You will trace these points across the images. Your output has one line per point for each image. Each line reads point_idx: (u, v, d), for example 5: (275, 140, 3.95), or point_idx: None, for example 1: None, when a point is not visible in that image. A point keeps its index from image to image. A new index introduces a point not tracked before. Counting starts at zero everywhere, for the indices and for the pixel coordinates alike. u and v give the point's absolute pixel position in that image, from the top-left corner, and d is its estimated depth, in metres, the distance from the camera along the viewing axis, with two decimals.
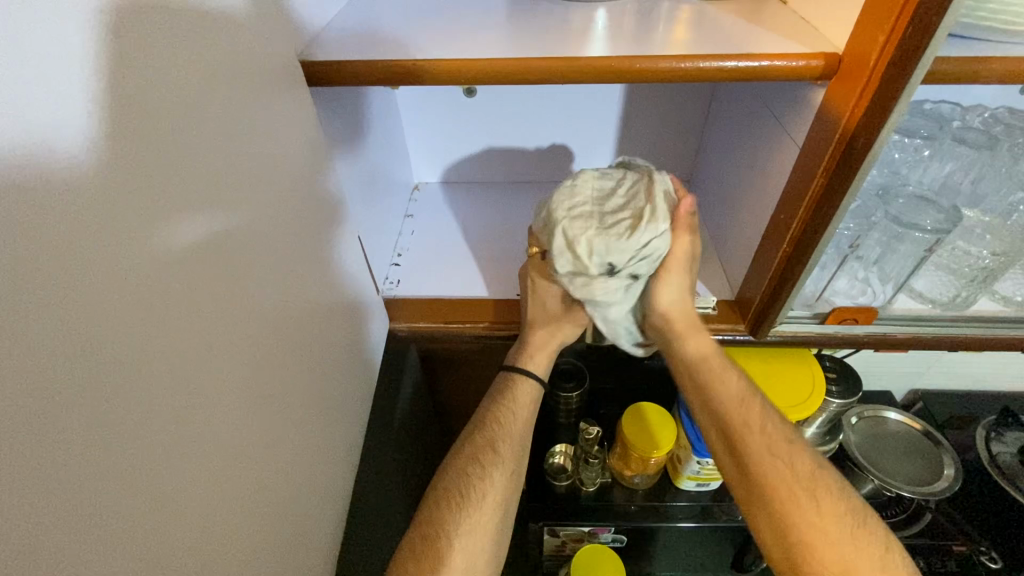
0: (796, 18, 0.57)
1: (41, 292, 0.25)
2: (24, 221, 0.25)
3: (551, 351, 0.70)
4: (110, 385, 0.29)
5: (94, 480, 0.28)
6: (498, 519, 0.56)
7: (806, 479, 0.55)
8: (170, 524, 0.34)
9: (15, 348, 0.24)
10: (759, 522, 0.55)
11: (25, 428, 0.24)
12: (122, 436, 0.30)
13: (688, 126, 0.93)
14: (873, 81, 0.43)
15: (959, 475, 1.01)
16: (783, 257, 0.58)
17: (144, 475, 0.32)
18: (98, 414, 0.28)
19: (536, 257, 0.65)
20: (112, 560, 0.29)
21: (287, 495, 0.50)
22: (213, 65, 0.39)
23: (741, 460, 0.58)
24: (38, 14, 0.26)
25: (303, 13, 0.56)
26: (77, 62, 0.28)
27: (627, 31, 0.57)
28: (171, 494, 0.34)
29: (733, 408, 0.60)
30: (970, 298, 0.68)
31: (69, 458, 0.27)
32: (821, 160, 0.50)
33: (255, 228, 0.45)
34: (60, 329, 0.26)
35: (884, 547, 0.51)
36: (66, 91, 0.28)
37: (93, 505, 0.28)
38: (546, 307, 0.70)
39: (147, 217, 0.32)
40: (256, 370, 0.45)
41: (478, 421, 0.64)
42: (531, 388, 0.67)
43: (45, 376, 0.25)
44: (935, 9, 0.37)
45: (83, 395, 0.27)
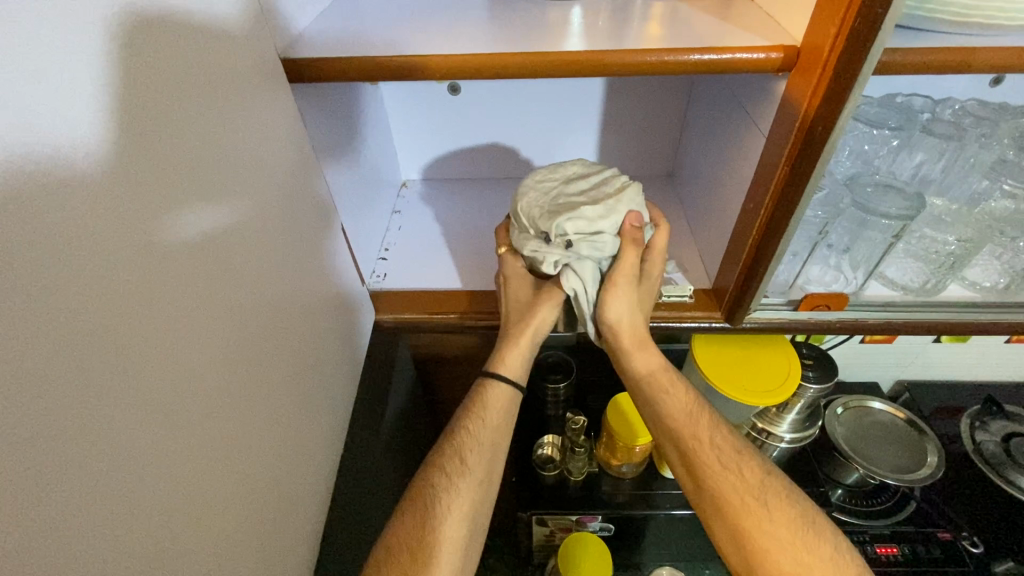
0: (761, 13, 0.59)
1: (43, 272, 0.27)
2: (22, 202, 0.26)
3: (524, 346, 0.69)
4: (107, 362, 0.31)
5: (93, 452, 0.30)
6: (463, 531, 0.58)
7: (754, 489, 0.58)
8: (161, 496, 0.35)
9: (19, 323, 0.26)
10: (716, 532, 0.59)
11: (24, 394, 0.26)
12: (116, 409, 0.31)
13: (669, 122, 0.95)
14: (827, 73, 0.45)
15: (941, 463, 1.02)
16: (753, 245, 0.60)
17: (141, 451, 0.33)
18: (97, 390, 0.30)
19: (505, 254, 0.71)
20: (106, 527, 0.31)
21: (276, 478, 0.52)
22: (201, 60, 0.41)
23: (694, 472, 0.61)
24: (43, 12, 0.28)
25: (286, 13, 0.58)
26: (86, 65, 0.30)
27: (600, 27, 0.59)
28: (162, 468, 0.35)
29: (681, 423, 0.64)
30: (940, 284, 0.70)
31: (70, 430, 0.28)
32: (785, 149, 0.52)
33: (244, 218, 0.47)
34: (61, 307, 0.28)
35: (829, 543, 0.55)
36: (75, 90, 0.30)
37: (90, 472, 0.29)
38: (517, 303, 0.70)
39: (143, 203, 0.34)
40: (245, 355, 0.47)
41: (448, 432, 0.65)
42: (503, 390, 0.67)
43: (42, 347, 0.27)
44: (880, 1, 0.39)
45: (82, 371, 0.29)
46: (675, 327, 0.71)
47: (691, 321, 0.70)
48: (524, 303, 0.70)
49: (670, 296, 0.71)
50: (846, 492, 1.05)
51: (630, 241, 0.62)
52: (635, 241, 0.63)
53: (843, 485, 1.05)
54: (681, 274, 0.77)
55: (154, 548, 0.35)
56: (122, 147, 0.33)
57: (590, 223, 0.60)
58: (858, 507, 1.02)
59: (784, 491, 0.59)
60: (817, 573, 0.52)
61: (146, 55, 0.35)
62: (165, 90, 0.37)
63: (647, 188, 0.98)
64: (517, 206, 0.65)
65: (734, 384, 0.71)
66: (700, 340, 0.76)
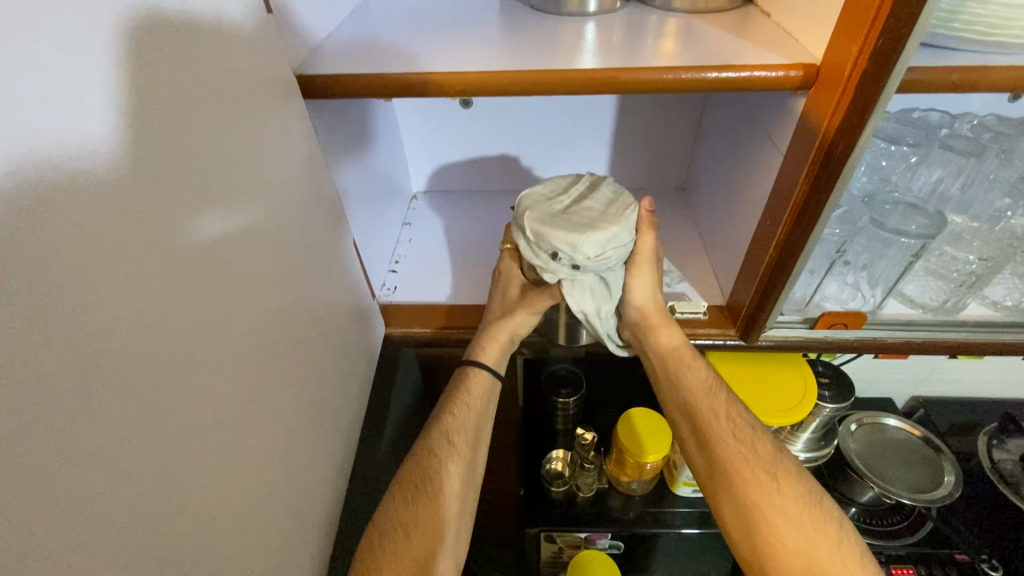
0: (779, 30, 0.58)
1: (52, 296, 0.26)
2: (35, 231, 0.26)
3: (502, 340, 0.68)
4: (116, 387, 0.30)
5: (99, 480, 0.29)
6: (455, 512, 0.58)
7: (767, 463, 0.58)
8: (170, 525, 0.34)
9: (26, 352, 0.25)
10: (721, 507, 0.58)
11: (32, 427, 0.25)
12: (127, 436, 0.31)
13: (680, 137, 0.94)
14: (849, 91, 0.45)
15: (959, 483, 1.01)
16: (769, 262, 0.59)
17: (148, 476, 0.32)
18: (105, 418, 0.29)
19: (507, 251, 0.69)
20: (115, 561, 0.30)
21: (286, 497, 0.51)
22: (214, 78, 0.41)
23: (707, 445, 0.61)
24: (58, 37, 0.28)
25: (302, 29, 0.58)
26: (100, 78, 0.30)
27: (616, 43, 0.58)
28: (172, 496, 0.34)
29: (699, 396, 0.63)
30: (958, 303, 0.69)
31: (77, 459, 0.27)
32: (804, 167, 0.51)
33: (257, 235, 0.47)
34: (70, 329, 0.27)
35: (833, 520, 0.55)
36: (88, 99, 0.29)
37: (99, 503, 0.29)
38: (503, 296, 0.70)
39: (153, 225, 0.34)
40: (257, 375, 0.46)
41: (435, 415, 0.64)
42: (484, 380, 0.66)
43: (55, 376, 0.26)
44: (904, 21, 0.39)
45: (91, 397, 0.28)
46: (688, 344, 0.70)
47: (704, 338, 0.69)
48: (509, 297, 0.69)
49: (683, 312, 0.70)
50: (859, 511, 1.03)
51: (647, 226, 0.62)
52: (652, 224, 0.63)
53: (856, 502, 1.04)
54: (694, 290, 0.76)
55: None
56: (134, 159, 0.32)
57: (603, 242, 0.56)
58: (872, 526, 1.01)
59: (793, 468, 0.59)
60: (824, 549, 0.53)
61: (159, 72, 0.35)
62: (178, 108, 0.36)
63: (659, 203, 0.97)
64: (520, 211, 0.61)
65: (748, 402, 0.70)
66: (714, 355, 0.75)
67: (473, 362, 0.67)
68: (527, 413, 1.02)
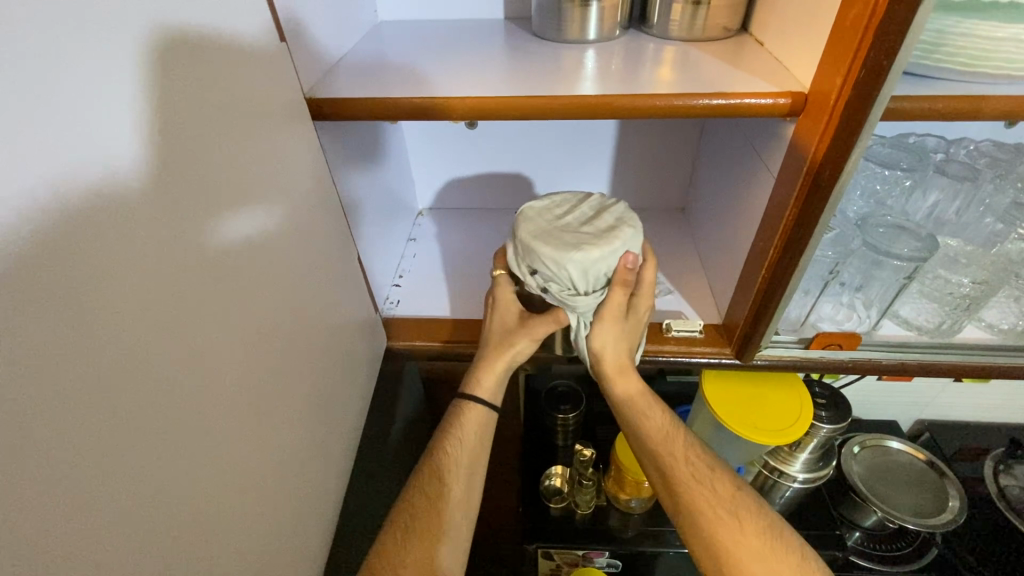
0: (772, 59, 0.60)
1: (72, 304, 0.28)
2: (62, 243, 0.28)
3: (497, 372, 0.69)
4: (129, 397, 0.32)
5: (110, 488, 0.30)
6: (447, 550, 0.59)
7: (727, 502, 0.60)
8: (177, 527, 0.35)
9: (48, 354, 0.26)
10: (693, 550, 0.60)
11: (50, 424, 0.27)
12: (139, 439, 0.32)
13: (681, 157, 0.96)
14: (834, 119, 0.46)
15: (964, 509, 0.99)
16: (763, 282, 0.60)
17: (157, 483, 0.34)
18: (121, 420, 0.31)
19: (500, 278, 0.66)
20: (125, 559, 0.31)
21: (289, 508, 0.52)
22: (231, 102, 0.43)
23: (672, 490, 0.62)
24: (90, 66, 0.30)
25: (315, 54, 0.61)
26: (127, 103, 0.32)
27: (614, 71, 0.61)
28: (179, 497, 0.36)
29: (660, 444, 0.65)
30: (954, 325, 0.69)
31: (91, 466, 0.29)
32: (793, 190, 0.53)
33: (268, 249, 0.49)
34: (91, 338, 0.29)
35: (795, 552, 0.57)
36: (116, 124, 0.31)
37: (110, 503, 0.30)
38: (500, 326, 0.69)
39: (170, 238, 0.35)
40: (264, 384, 0.47)
41: (428, 450, 0.66)
42: (478, 415, 0.68)
43: (75, 380, 0.28)
44: (884, 54, 0.40)
45: (107, 405, 0.30)
46: (684, 363, 0.71)
47: (699, 356, 0.70)
48: (506, 329, 0.69)
49: (680, 330, 0.71)
50: (863, 534, 1.02)
51: (620, 281, 0.59)
52: (626, 281, 0.59)
53: (860, 527, 1.02)
54: (691, 309, 0.77)
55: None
56: (156, 180, 0.34)
57: (582, 265, 0.56)
58: (876, 551, 0.99)
59: (753, 504, 0.61)
60: None
61: (181, 97, 0.37)
62: (195, 129, 0.38)
63: (660, 222, 0.99)
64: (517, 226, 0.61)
65: (745, 422, 0.70)
66: (711, 375, 0.76)
67: (466, 394, 0.69)
68: (527, 428, 1.03)
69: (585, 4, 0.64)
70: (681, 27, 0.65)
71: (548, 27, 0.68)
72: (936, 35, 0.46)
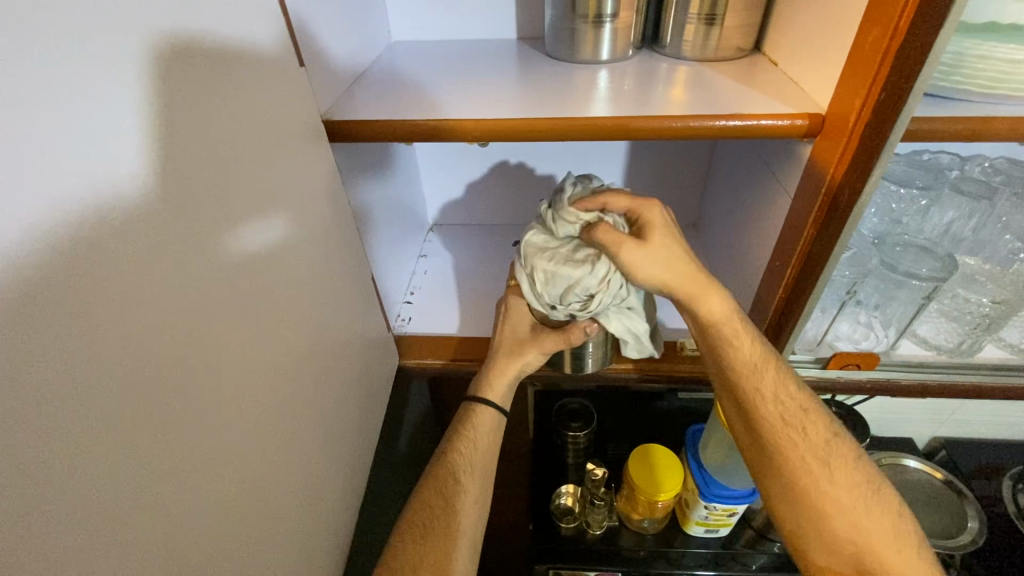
0: (786, 79, 0.60)
1: (85, 335, 0.27)
2: (70, 277, 0.27)
3: (509, 377, 0.68)
4: (140, 429, 0.31)
5: (119, 523, 0.29)
6: (465, 553, 0.58)
7: (820, 449, 0.55)
8: (187, 558, 0.35)
9: (62, 390, 0.26)
10: (770, 490, 0.57)
11: (60, 460, 0.26)
12: (149, 470, 0.32)
13: (693, 173, 0.96)
14: (854, 141, 0.46)
15: (983, 530, 0.98)
16: (781, 301, 0.59)
17: (167, 514, 0.33)
18: (131, 451, 0.30)
19: (513, 288, 0.69)
20: None
21: (302, 534, 0.51)
22: (245, 126, 0.43)
23: (757, 429, 0.57)
24: (103, 96, 0.29)
25: (330, 75, 0.61)
26: (140, 132, 0.32)
27: (628, 91, 0.61)
28: (189, 527, 0.35)
29: (748, 378, 0.58)
30: (975, 345, 0.68)
31: (101, 507, 0.28)
32: (812, 210, 0.52)
33: (282, 272, 0.48)
34: (105, 373, 0.28)
35: (888, 509, 0.53)
36: (130, 153, 0.31)
37: (119, 536, 0.29)
38: (512, 330, 0.69)
39: (183, 264, 0.35)
40: (277, 406, 0.47)
41: (440, 452, 0.64)
42: (490, 417, 0.67)
43: (87, 414, 0.27)
44: (906, 77, 0.40)
45: (119, 443, 0.29)
46: None
47: None
48: (519, 333, 0.68)
49: None
50: None
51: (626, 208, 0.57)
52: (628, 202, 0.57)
53: None
54: None
55: None
56: (171, 208, 0.34)
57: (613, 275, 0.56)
58: None
59: (849, 452, 0.56)
60: (877, 541, 0.52)
61: (197, 124, 0.37)
62: (208, 155, 0.38)
63: None
64: (526, 261, 0.60)
65: None
66: None
67: (477, 399, 0.68)
68: (535, 445, 1.02)
69: (599, 24, 0.64)
70: (695, 47, 0.65)
71: (562, 47, 0.69)
72: (954, 57, 0.46)
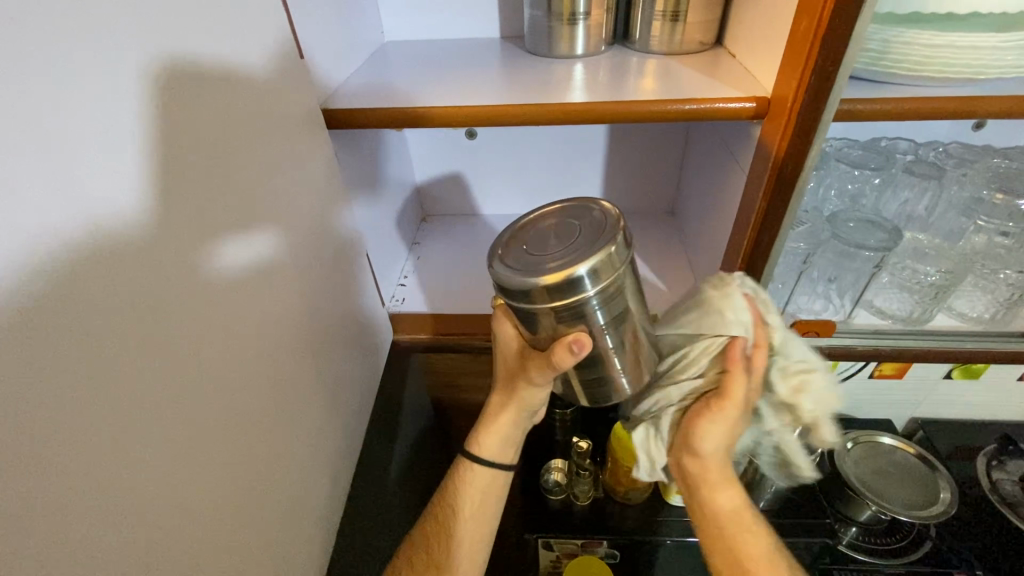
0: (743, 69, 0.66)
1: (110, 263, 0.33)
2: (96, 213, 0.32)
3: (502, 425, 0.66)
4: (155, 352, 0.36)
5: (137, 428, 0.34)
6: None
7: None
8: (195, 473, 0.40)
9: (92, 305, 0.31)
10: None
11: (92, 365, 0.31)
12: (162, 388, 0.37)
13: (670, 164, 1.02)
14: (793, 119, 0.51)
15: (955, 500, 1.02)
16: (740, 271, 0.64)
17: (178, 430, 0.38)
18: (147, 368, 0.35)
19: (499, 310, 0.61)
20: (149, 489, 0.35)
21: (295, 483, 0.56)
22: (248, 107, 0.48)
23: None
24: (127, 69, 0.35)
25: (326, 70, 0.67)
26: (156, 101, 0.37)
27: (601, 81, 0.67)
28: (196, 445, 0.40)
29: (758, 566, 0.53)
30: (927, 314, 0.74)
31: (122, 422, 0.33)
32: (762, 184, 0.57)
33: (280, 241, 0.54)
34: (123, 297, 0.34)
35: None
36: (147, 118, 0.36)
37: (137, 438, 0.34)
38: (503, 369, 0.64)
39: (190, 218, 0.40)
40: (273, 360, 0.52)
41: (429, 515, 0.67)
42: (479, 476, 0.66)
43: (111, 330, 0.33)
44: (831, 60, 0.46)
45: (137, 363, 0.34)
46: None
47: None
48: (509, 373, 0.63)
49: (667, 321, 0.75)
50: (860, 529, 1.04)
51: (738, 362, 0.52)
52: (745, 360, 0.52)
53: (856, 522, 1.04)
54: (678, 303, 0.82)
55: (187, 517, 0.39)
56: (179, 169, 0.39)
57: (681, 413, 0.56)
58: (870, 544, 1.03)
59: None
60: None
61: (205, 102, 0.42)
62: (215, 130, 0.44)
63: (651, 226, 1.05)
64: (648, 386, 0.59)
65: None
66: None
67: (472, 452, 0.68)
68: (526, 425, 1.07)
69: (573, 22, 0.70)
70: (661, 42, 0.71)
71: (541, 43, 0.74)
72: (882, 43, 0.52)
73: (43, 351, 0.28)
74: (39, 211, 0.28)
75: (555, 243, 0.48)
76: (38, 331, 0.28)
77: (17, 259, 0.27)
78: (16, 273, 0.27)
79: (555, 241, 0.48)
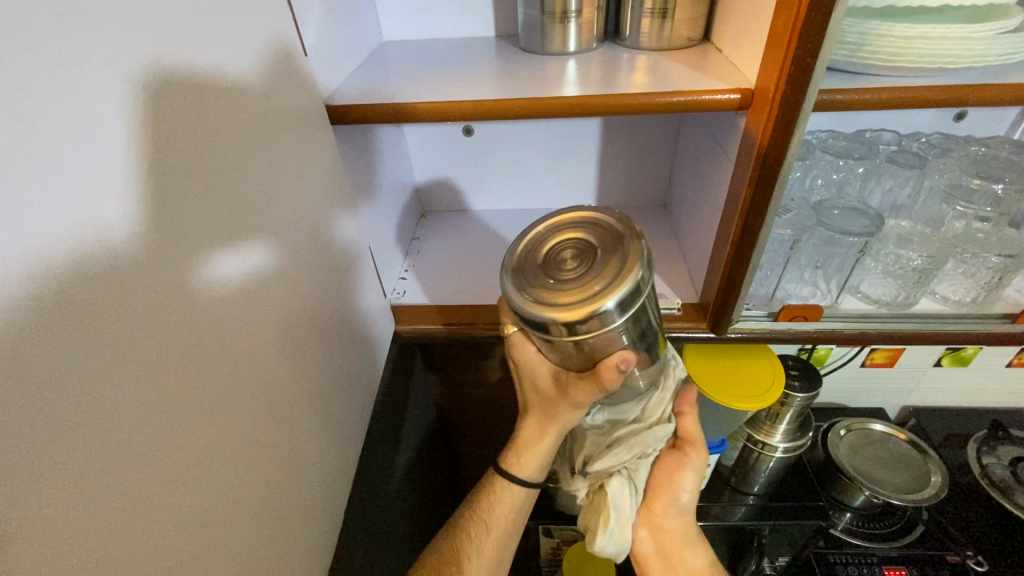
0: (729, 63, 0.69)
1: (119, 242, 0.35)
2: (105, 196, 0.34)
3: (542, 448, 0.67)
4: (163, 329, 0.38)
5: (148, 399, 0.36)
6: None
7: None
8: (204, 446, 0.42)
9: (102, 277, 0.33)
10: None
11: (105, 337, 0.33)
12: (170, 364, 0.39)
13: (662, 158, 1.05)
14: (773, 108, 0.54)
15: (946, 483, 1.04)
16: (728, 257, 0.67)
17: (186, 404, 0.40)
18: (156, 344, 0.37)
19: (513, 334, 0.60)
20: (160, 459, 0.37)
21: (303, 465, 0.58)
22: (254, 103, 0.51)
23: None
24: (134, 62, 0.37)
25: (327, 69, 0.69)
26: (161, 93, 0.39)
27: (593, 77, 0.69)
28: (204, 420, 0.42)
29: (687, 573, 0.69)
30: (910, 298, 0.76)
31: (137, 394, 0.35)
32: (748, 172, 0.60)
33: (286, 231, 0.56)
34: (132, 276, 0.36)
35: None
36: (151, 109, 0.38)
37: (149, 408, 0.36)
38: (535, 391, 0.63)
39: (195, 205, 0.42)
40: (280, 344, 0.54)
41: (453, 529, 0.69)
42: (516, 494, 0.69)
43: (123, 305, 0.35)
44: (808, 52, 0.49)
45: (147, 338, 0.36)
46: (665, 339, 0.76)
47: (679, 331, 0.76)
48: (544, 397, 0.63)
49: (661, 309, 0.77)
50: (853, 515, 1.06)
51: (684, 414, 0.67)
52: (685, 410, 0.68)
53: (850, 508, 1.07)
54: (672, 292, 0.84)
55: (197, 487, 0.41)
56: (185, 158, 0.41)
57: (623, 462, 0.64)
58: (868, 530, 1.05)
59: None
60: None
61: (211, 97, 0.45)
62: (221, 122, 0.46)
63: (645, 219, 1.08)
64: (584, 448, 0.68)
65: (722, 391, 0.79)
66: (692, 350, 0.85)
67: (511, 475, 0.69)
68: None
69: (565, 20, 0.73)
70: (650, 38, 0.74)
71: (534, 41, 0.77)
72: (858, 37, 0.54)
73: (64, 323, 0.31)
74: (52, 190, 0.30)
75: (576, 270, 0.48)
76: (59, 305, 0.30)
77: (36, 238, 0.29)
78: (36, 250, 0.29)
79: (575, 267, 0.48)
